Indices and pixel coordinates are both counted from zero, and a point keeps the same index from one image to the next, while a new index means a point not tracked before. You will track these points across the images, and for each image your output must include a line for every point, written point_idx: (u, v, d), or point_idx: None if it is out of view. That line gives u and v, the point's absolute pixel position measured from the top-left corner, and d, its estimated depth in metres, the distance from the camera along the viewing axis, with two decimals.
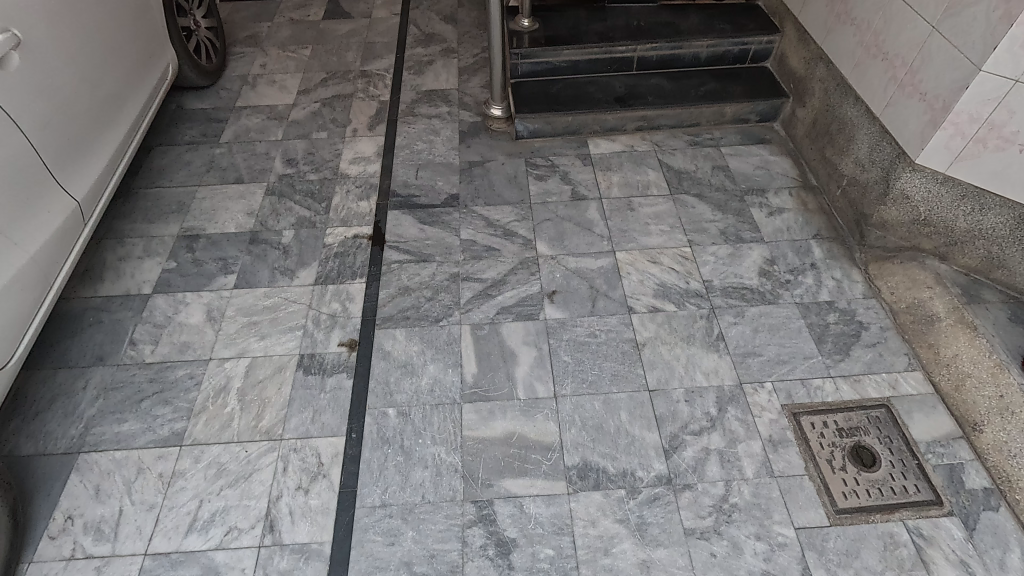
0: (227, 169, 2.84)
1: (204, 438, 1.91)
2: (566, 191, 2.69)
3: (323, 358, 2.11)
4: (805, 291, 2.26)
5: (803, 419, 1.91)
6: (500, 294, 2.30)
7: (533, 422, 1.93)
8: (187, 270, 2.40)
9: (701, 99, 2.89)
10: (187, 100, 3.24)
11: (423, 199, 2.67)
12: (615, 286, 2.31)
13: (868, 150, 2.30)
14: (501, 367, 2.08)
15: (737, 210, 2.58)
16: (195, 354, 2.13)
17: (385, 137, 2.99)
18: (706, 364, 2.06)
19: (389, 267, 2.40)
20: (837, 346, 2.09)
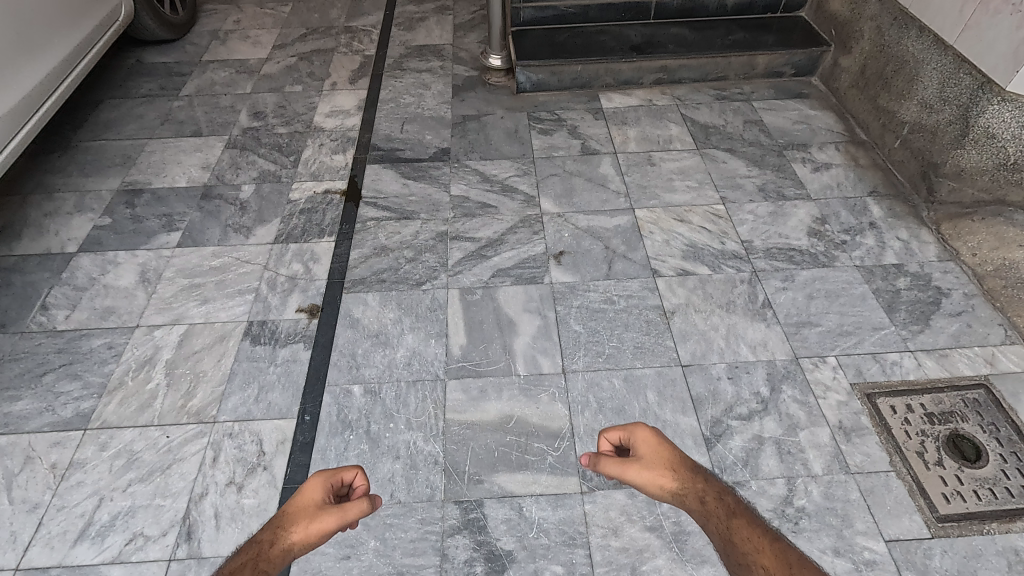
0: (184, 122, 2.47)
1: (116, 421, 1.50)
2: (575, 146, 2.31)
3: (276, 326, 1.70)
4: (866, 253, 1.87)
5: (881, 402, 1.50)
6: (496, 254, 1.90)
7: (536, 404, 1.52)
8: (123, 227, 2.01)
9: (728, 48, 2.53)
10: (148, 54, 2.89)
11: (408, 153, 2.29)
12: (635, 246, 1.92)
13: (937, 87, 1.92)
14: (496, 338, 1.67)
15: (776, 165, 2.19)
16: (119, 321, 1.72)
17: (368, 91, 2.62)
18: (751, 336, 1.65)
19: (364, 224, 2.01)
20: (913, 315, 1.69)
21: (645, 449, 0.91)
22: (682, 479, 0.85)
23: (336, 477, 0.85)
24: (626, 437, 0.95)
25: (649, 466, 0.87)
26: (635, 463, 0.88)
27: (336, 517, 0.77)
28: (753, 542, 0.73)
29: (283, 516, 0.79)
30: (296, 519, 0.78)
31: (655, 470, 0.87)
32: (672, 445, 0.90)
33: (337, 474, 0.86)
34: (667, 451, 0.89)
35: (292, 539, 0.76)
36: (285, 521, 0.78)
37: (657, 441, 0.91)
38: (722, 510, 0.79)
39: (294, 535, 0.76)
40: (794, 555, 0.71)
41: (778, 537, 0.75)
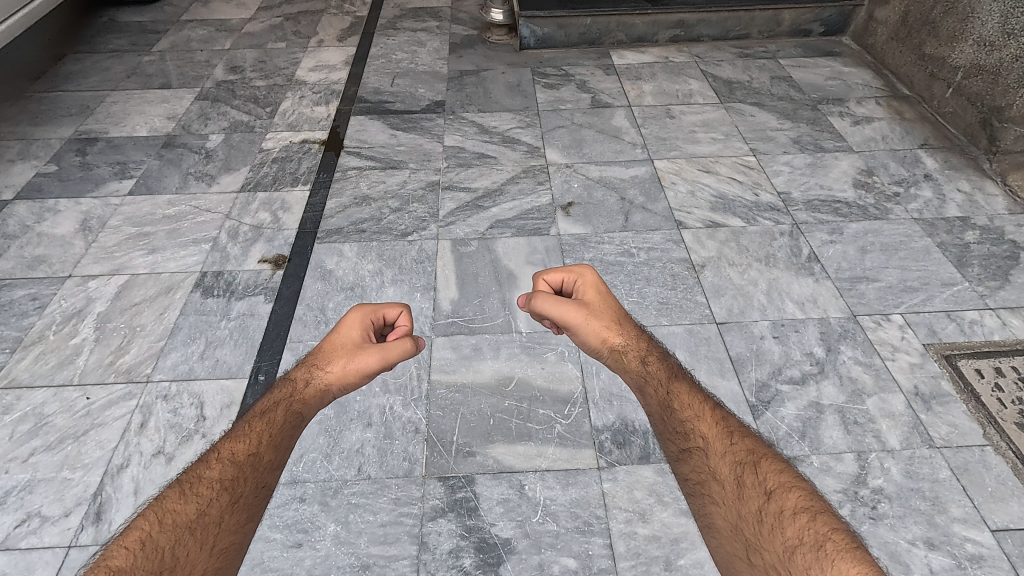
0: (153, 76, 2.25)
1: (27, 380, 1.23)
2: (585, 100, 2.08)
3: (233, 277, 1.44)
4: (923, 205, 1.61)
5: (963, 365, 1.22)
6: (495, 205, 1.64)
7: (541, 364, 1.25)
8: (69, 175, 1.77)
9: (751, 2, 2.32)
10: (123, 14, 2.69)
11: (398, 105, 2.06)
12: (655, 197, 1.66)
13: (1000, 20, 1.69)
14: (493, 293, 1.41)
15: (811, 119, 1.95)
16: (48, 271, 1.46)
17: (358, 48, 2.40)
18: (797, 291, 1.39)
19: (345, 173, 1.76)
20: (989, 270, 1.42)
21: (591, 296, 0.93)
22: (628, 338, 0.90)
23: (370, 316, 0.91)
24: (571, 281, 0.95)
25: (601, 321, 0.90)
26: (587, 313, 0.90)
27: (375, 355, 0.85)
28: (689, 405, 0.79)
29: (320, 353, 0.87)
30: (332, 355, 0.86)
31: (604, 325, 0.90)
32: (617, 302, 0.94)
33: (375, 312, 0.92)
34: (610, 304, 0.93)
35: (328, 375, 0.85)
36: (322, 360, 0.86)
37: (604, 294, 0.94)
38: (661, 373, 0.86)
39: (330, 373, 0.85)
40: (733, 423, 0.76)
41: (719, 407, 0.79)
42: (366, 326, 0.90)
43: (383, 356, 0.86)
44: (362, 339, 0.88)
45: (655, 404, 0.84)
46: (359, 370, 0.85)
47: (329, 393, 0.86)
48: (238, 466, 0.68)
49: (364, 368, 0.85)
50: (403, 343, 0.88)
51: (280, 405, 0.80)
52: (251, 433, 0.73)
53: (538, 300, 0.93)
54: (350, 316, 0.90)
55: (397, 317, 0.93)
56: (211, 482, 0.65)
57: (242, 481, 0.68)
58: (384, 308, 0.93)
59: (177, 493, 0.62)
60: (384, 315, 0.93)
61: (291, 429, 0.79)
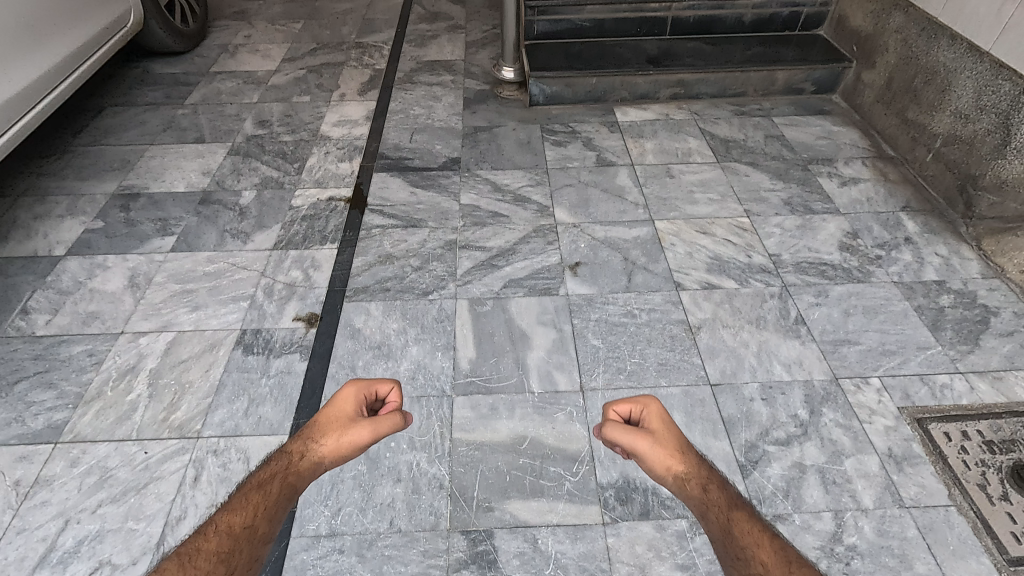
0: (187, 130, 2.41)
1: (90, 434, 1.36)
2: (590, 158, 2.23)
3: (271, 335, 1.58)
4: (903, 268, 1.75)
5: (933, 428, 1.35)
6: (508, 264, 1.79)
7: (552, 423, 1.38)
8: (115, 231, 1.92)
9: (747, 62, 2.47)
10: (156, 64, 2.86)
11: (417, 162, 2.21)
12: (656, 258, 1.80)
13: (974, 95, 1.82)
14: (507, 353, 1.54)
15: (801, 179, 2.10)
16: (102, 327, 1.60)
17: (378, 102, 2.57)
18: (785, 354, 1.52)
19: (369, 231, 1.90)
20: (961, 335, 1.56)
21: (657, 425, 0.84)
22: (688, 463, 0.79)
23: (366, 390, 0.88)
24: (638, 411, 0.87)
25: (663, 445, 0.80)
26: (647, 438, 0.81)
27: (367, 431, 0.81)
28: (751, 535, 0.69)
29: (315, 424, 0.83)
30: (327, 429, 0.81)
31: (666, 450, 0.80)
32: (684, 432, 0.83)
33: (366, 387, 0.89)
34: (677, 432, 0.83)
35: (322, 449, 0.80)
36: (316, 432, 0.81)
37: (672, 423, 0.84)
38: (722, 499, 0.75)
39: (326, 446, 0.80)
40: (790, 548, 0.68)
41: (770, 526, 0.71)
42: (360, 402, 0.86)
43: (375, 431, 0.81)
44: (356, 415, 0.84)
45: (715, 530, 0.73)
46: (351, 446, 0.80)
47: (321, 467, 0.80)
48: (235, 536, 0.65)
49: (356, 444, 0.80)
50: (396, 418, 0.84)
51: (275, 477, 0.75)
52: (246, 505, 0.69)
53: (605, 428, 0.84)
54: (343, 389, 0.87)
55: (390, 393, 0.90)
56: (207, 555, 0.61)
57: (238, 555, 0.64)
58: (375, 384, 0.90)
59: (174, 568, 0.58)
60: (376, 391, 0.90)
61: (284, 506, 0.74)
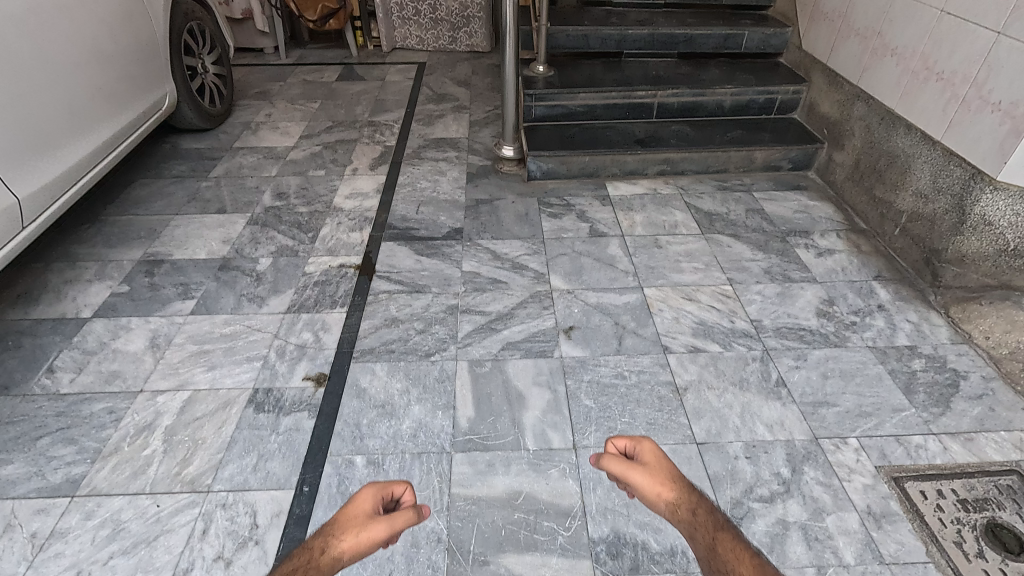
0: (210, 201, 2.60)
1: (106, 488, 1.43)
2: (584, 228, 2.39)
3: (281, 393, 1.68)
4: (877, 334, 1.86)
5: (909, 486, 1.42)
6: (506, 328, 1.90)
7: (546, 479, 1.45)
8: (139, 295, 2.05)
9: (728, 143, 2.69)
10: (184, 141, 3.10)
11: (423, 231, 2.38)
12: (645, 323, 1.92)
13: (931, 178, 2.01)
14: (505, 412, 1.63)
15: (780, 249, 2.25)
16: (123, 386, 1.70)
17: (387, 176, 2.77)
18: (767, 414, 1.61)
19: (376, 296, 2.03)
20: (933, 397, 1.65)
21: (654, 456, 0.84)
22: (678, 489, 0.78)
23: (386, 491, 0.77)
24: (633, 445, 0.86)
25: (653, 477, 0.81)
26: (643, 464, 0.82)
27: (386, 526, 0.70)
28: (733, 552, 0.67)
29: (332, 521, 0.71)
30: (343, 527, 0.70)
31: (656, 479, 0.80)
32: (675, 467, 0.82)
33: (387, 487, 0.77)
34: (669, 466, 0.82)
35: (337, 548, 0.68)
36: (336, 529, 0.70)
37: (667, 460, 0.83)
38: (709, 520, 0.73)
39: (347, 542, 0.68)
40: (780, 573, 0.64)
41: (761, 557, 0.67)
42: (381, 506, 0.74)
43: (393, 530, 0.70)
44: (378, 517, 0.73)
45: (700, 555, 0.70)
46: (367, 546, 0.68)
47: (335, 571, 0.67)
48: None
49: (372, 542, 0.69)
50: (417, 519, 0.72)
51: None
52: None
53: (599, 462, 0.85)
54: (364, 489, 0.75)
55: (408, 492, 0.78)
56: None
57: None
58: (395, 484, 0.78)
59: None
60: (397, 492, 0.78)
61: None
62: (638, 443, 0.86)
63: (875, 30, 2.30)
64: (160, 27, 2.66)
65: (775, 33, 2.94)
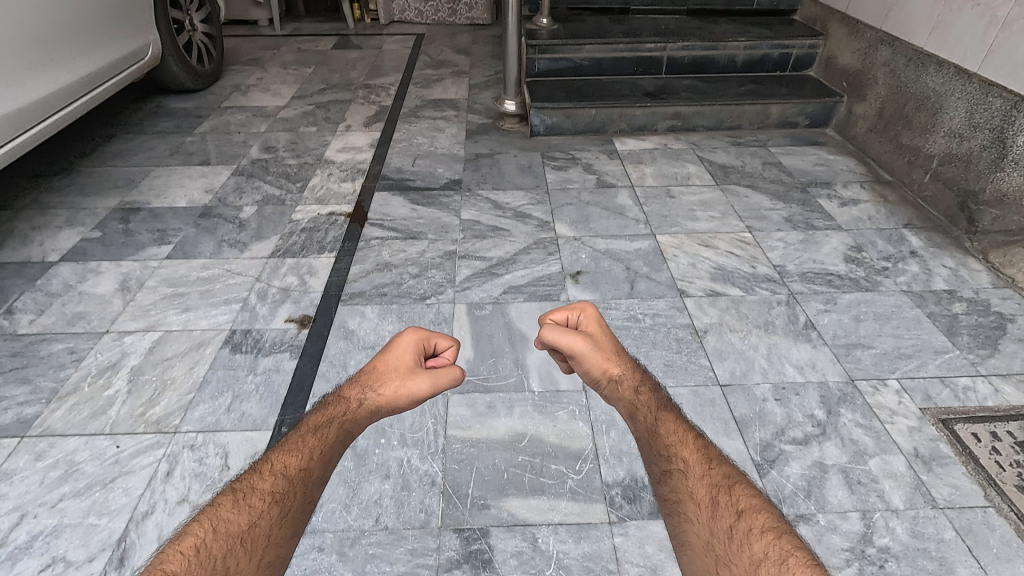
0: (194, 154, 2.45)
1: (60, 428, 1.28)
2: (590, 180, 2.25)
3: (261, 335, 1.52)
4: (912, 279, 1.71)
5: (960, 428, 1.27)
6: (508, 273, 1.75)
7: (553, 421, 1.30)
8: (112, 240, 1.90)
9: (742, 97, 2.55)
10: (169, 100, 2.96)
11: (419, 182, 2.23)
12: (659, 268, 1.77)
13: (966, 115, 1.87)
14: (507, 354, 1.48)
15: (801, 199, 2.11)
16: (87, 327, 1.55)
17: (382, 133, 2.63)
18: (797, 356, 1.46)
19: (368, 242, 1.89)
20: (979, 340, 1.50)
21: (593, 330, 0.93)
22: (627, 368, 0.88)
23: (425, 341, 0.86)
24: (573, 317, 0.95)
25: (600, 352, 0.89)
26: (588, 341, 0.89)
27: (429, 382, 0.81)
28: (674, 428, 0.74)
29: (372, 369, 0.82)
30: (385, 377, 0.80)
31: (603, 354, 0.88)
32: (616, 338, 0.93)
33: (428, 339, 0.87)
34: (609, 341, 0.92)
35: (381, 396, 0.78)
36: (374, 380, 0.80)
37: (604, 331, 0.93)
38: (650, 401, 0.81)
39: (383, 394, 0.78)
40: (712, 451, 0.71)
41: (702, 436, 0.74)
42: (420, 351, 0.85)
43: (435, 384, 0.81)
44: (415, 365, 0.83)
45: (641, 430, 0.78)
46: (411, 395, 0.79)
47: (377, 415, 0.79)
48: (291, 480, 0.62)
49: (417, 393, 0.79)
50: (453, 373, 0.84)
51: (332, 421, 0.72)
52: (303, 446, 0.66)
53: (544, 331, 0.91)
54: (402, 337, 0.86)
55: (447, 348, 0.88)
56: (264, 493, 0.59)
57: (294, 495, 0.61)
58: (436, 338, 0.88)
59: (230, 502, 0.57)
60: (435, 345, 0.88)
61: (340, 450, 0.71)
62: (578, 313, 0.94)
63: None
64: None
65: None
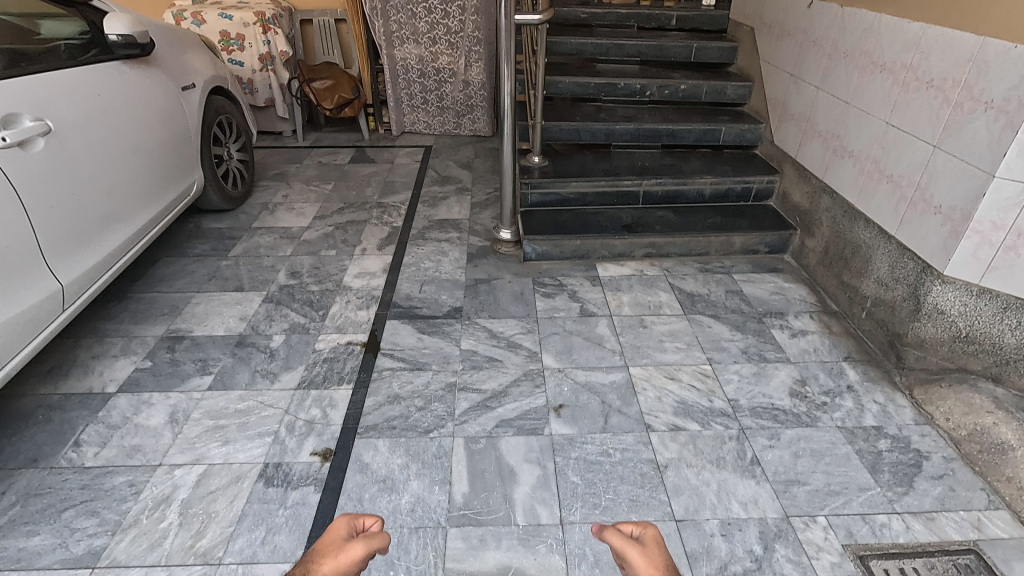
0: (228, 279, 2.80)
1: (124, 559, 1.54)
2: (574, 308, 2.58)
3: (290, 468, 1.80)
4: (846, 414, 2.00)
5: (874, 564, 1.52)
6: (500, 405, 2.05)
7: (534, 554, 1.56)
8: (161, 371, 2.21)
9: (709, 228, 2.92)
10: (206, 220, 3.35)
11: (425, 310, 2.56)
12: (630, 401, 2.06)
13: (889, 268, 2.20)
14: (497, 488, 1.75)
15: (757, 330, 2.42)
16: (143, 459, 1.83)
17: (393, 257, 2.99)
18: (742, 492, 1.72)
19: (380, 373, 2.19)
20: (897, 477, 1.77)
21: (652, 547, 1.00)
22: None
23: (355, 521, 1.00)
24: (638, 530, 1.04)
25: (647, 559, 0.97)
26: (633, 551, 0.97)
27: (363, 546, 0.93)
28: None
29: (315, 549, 0.93)
30: (326, 551, 0.92)
31: (651, 564, 0.96)
32: (668, 555, 0.99)
33: (356, 519, 1.01)
34: (660, 554, 0.99)
35: (323, 569, 0.89)
36: (316, 555, 0.91)
37: (665, 548, 1.00)
38: None
39: (326, 564, 0.90)
40: None
41: None
42: (350, 529, 0.98)
43: (368, 545, 0.93)
44: (349, 536, 0.96)
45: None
46: (349, 561, 0.90)
47: None
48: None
49: (352, 559, 0.90)
50: (383, 536, 0.96)
51: None
52: None
53: (606, 532, 1.01)
54: (335, 520, 0.99)
55: (374, 524, 1.01)
56: None
57: None
58: (362, 517, 1.01)
59: None
60: (363, 523, 1.01)
61: None
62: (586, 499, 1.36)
63: (834, 133, 2.56)
64: (193, 124, 2.96)
65: (749, 129, 3.25)
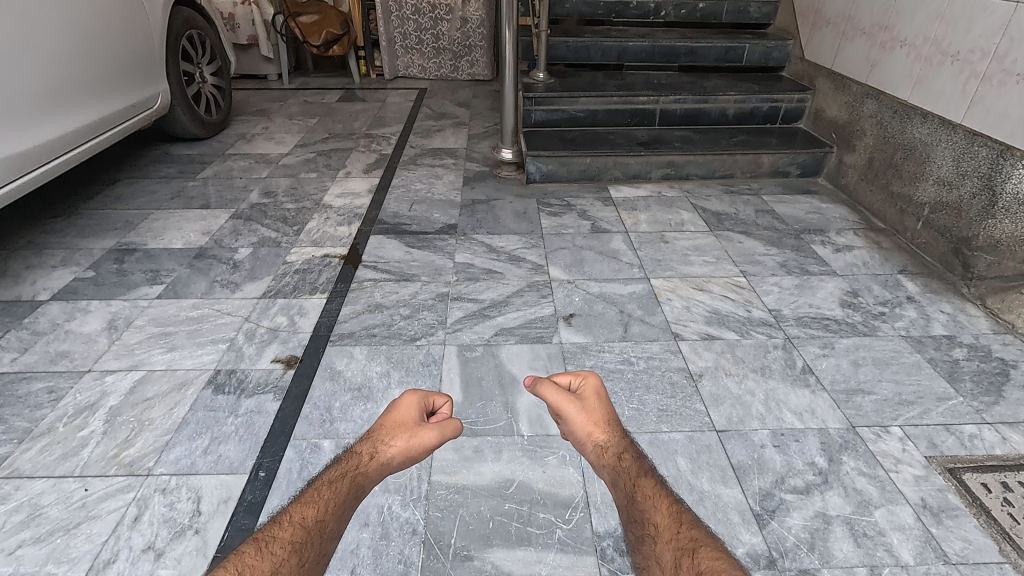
0: (194, 198, 2.48)
1: (29, 469, 1.23)
2: (585, 226, 2.26)
3: (246, 375, 1.49)
4: (909, 324, 1.69)
5: (970, 478, 1.21)
6: (501, 315, 1.73)
7: (543, 467, 1.24)
8: (104, 280, 1.89)
9: (734, 146, 2.60)
10: (176, 147, 3.04)
11: (415, 226, 2.25)
12: (653, 311, 1.75)
13: (953, 164, 1.91)
14: (496, 396, 1.43)
15: (795, 245, 2.11)
16: (69, 365, 1.52)
17: (381, 179, 2.68)
18: (795, 401, 1.41)
19: (360, 283, 1.88)
20: (982, 386, 1.46)
21: (590, 395, 0.99)
22: (610, 434, 0.93)
23: (425, 400, 0.99)
24: (578, 382, 1.02)
25: (587, 413, 0.95)
26: (576, 404, 0.96)
27: (435, 432, 0.93)
28: (652, 497, 0.79)
29: (381, 428, 0.92)
30: (395, 433, 0.91)
31: (589, 418, 0.95)
32: (613, 407, 0.98)
33: (426, 398, 1.00)
34: (607, 407, 0.98)
35: (392, 450, 0.88)
36: (384, 435, 0.90)
37: (604, 399, 0.99)
38: (634, 468, 0.86)
39: (394, 447, 0.89)
40: (688, 516, 0.76)
41: (679, 502, 0.79)
42: (420, 407, 0.97)
43: (441, 433, 0.93)
44: (417, 420, 0.95)
45: (623, 498, 0.83)
46: (421, 447, 0.91)
47: (388, 467, 0.88)
48: (309, 530, 0.71)
49: (425, 443, 0.91)
50: (455, 424, 0.96)
51: (344, 475, 0.82)
52: (318, 500, 0.76)
53: (542, 386, 0.99)
54: (405, 398, 0.98)
55: (444, 405, 1.02)
56: (284, 543, 0.68)
57: (309, 546, 0.70)
58: (434, 397, 1.02)
59: (253, 551, 0.65)
60: (432, 403, 1.01)
61: (351, 503, 0.80)
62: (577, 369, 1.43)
63: (881, 24, 2.26)
64: (159, 26, 2.64)
65: (775, 46, 2.93)
